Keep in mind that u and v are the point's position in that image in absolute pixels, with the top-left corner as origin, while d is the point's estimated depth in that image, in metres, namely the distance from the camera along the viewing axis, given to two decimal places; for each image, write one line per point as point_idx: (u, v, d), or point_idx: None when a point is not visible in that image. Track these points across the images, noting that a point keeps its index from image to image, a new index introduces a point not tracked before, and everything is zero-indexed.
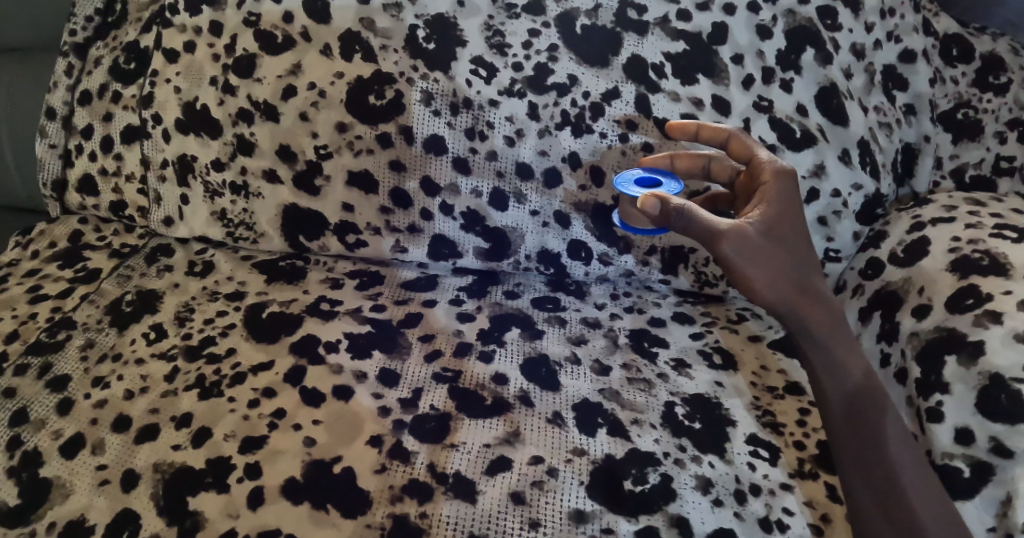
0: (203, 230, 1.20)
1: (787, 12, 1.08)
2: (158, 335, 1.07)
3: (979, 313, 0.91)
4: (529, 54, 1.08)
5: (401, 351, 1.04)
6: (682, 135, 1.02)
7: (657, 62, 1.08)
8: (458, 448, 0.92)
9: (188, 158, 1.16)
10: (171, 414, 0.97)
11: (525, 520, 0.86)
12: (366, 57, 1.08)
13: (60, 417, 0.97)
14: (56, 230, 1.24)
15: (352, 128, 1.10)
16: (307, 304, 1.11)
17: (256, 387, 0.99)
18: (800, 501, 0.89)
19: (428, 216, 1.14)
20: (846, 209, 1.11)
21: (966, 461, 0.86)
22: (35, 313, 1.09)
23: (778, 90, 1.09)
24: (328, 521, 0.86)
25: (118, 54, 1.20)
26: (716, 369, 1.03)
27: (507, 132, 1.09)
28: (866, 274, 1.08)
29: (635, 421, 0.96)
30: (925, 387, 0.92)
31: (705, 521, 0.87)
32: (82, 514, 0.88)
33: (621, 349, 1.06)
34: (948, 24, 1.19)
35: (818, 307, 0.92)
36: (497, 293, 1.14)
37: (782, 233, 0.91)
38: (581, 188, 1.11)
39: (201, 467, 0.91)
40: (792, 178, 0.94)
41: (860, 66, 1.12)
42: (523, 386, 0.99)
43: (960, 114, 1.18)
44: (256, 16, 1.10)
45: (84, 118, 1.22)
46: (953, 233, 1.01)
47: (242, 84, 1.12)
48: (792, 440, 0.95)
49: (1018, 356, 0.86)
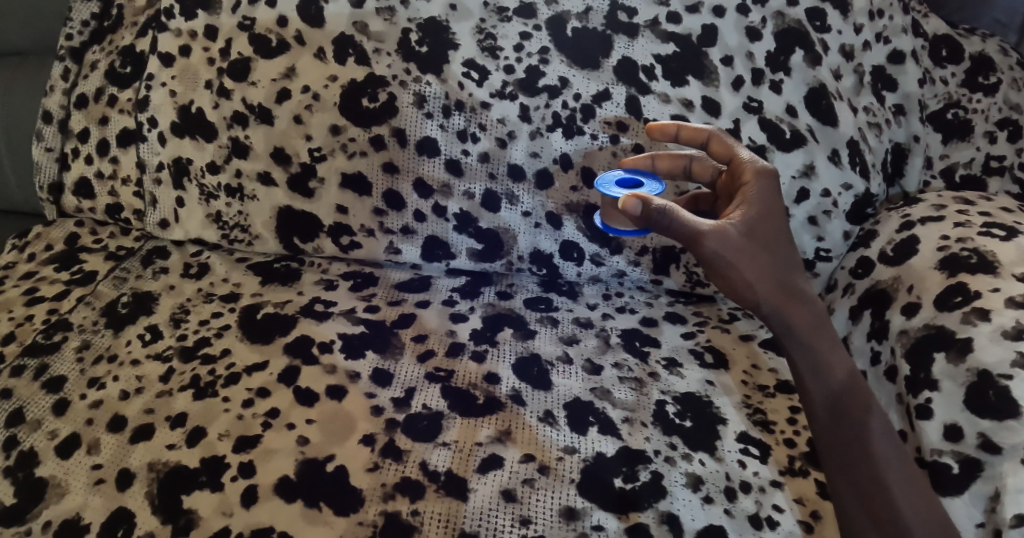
0: (198, 232, 1.21)
1: (776, 13, 1.09)
2: (154, 335, 1.08)
3: (968, 310, 0.91)
4: (520, 57, 1.09)
5: (394, 352, 1.05)
6: (662, 137, 1.01)
7: (647, 64, 1.09)
8: (448, 446, 0.93)
9: (184, 161, 1.17)
10: (166, 415, 0.97)
11: (516, 517, 0.87)
12: (360, 60, 1.10)
13: (55, 418, 0.97)
14: (52, 233, 1.25)
15: (346, 131, 1.11)
16: (302, 305, 1.11)
17: (250, 388, 1.00)
18: (789, 498, 0.90)
19: (422, 217, 1.15)
20: (835, 209, 1.12)
21: (954, 457, 0.87)
22: (31, 315, 1.11)
23: (767, 90, 1.10)
24: (321, 519, 0.87)
25: (115, 59, 1.22)
26: (707, 368, 1.04)
27: (498, 135, 1.10)
28: (856, 273, 1.09)
29: (627, 419, 0.96)
30: (915, 384, 0.93)
31: (696, 518, 0.87)
32: (76, 513, 0.89)
33: (613, 348, 1.06)
34: (937, 25, 1.20)
35: (802, 306, 0.92)
36: (490, 294, 1.15)
37: (763, 232, 0.92)
38: (572, 188, 1.11)
39: (196, 467, 0.92)
40: (771, 177, 0.95)
41: (849, 67, 1.13)
42: (515, 385, 1.00)
43: (950, 114, 1.19)
44: (250, 20, 1.11)
45: (80, 121, 1.23)
46: (942, 232, 1.02)
47: (237, 88, 1.13)
48: (783, 438, 0.96)
49: (1005, 353, 0.86)
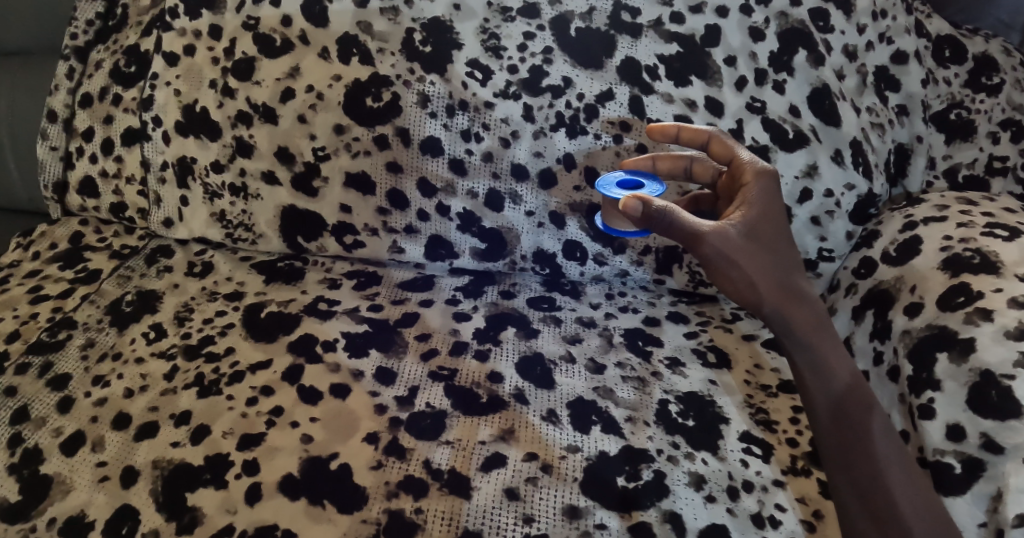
0: (202, 231, 1.22)
1: (779, 14, 1.09)
2: (158, 334, 1.08)
3: (971, 310, 0.91)
4: (524, 57, 1.09)
5: (397, 351, 1.05)
6: (663, 137, 1.01)
7: (650, 64, 1.09)
8: (451, 445, 0.93)
9: (188, 160, 1.18)
10: (170, 412, 0.98)
11: (519, 516, 0.87)
12: (364, 60, 1.10)
13: (60, 415, 0.98)
14: (57, 232, 1.26)
15: (350, 130, 1.12)
16: (306, 304, 1.12)
17: (254, 386, 1.00)
18: (792, 497, 0.90)
19: (425, 217, 1.15)
20: (838, 209, 1.12)
21: (957, 457, 0.87)
22: (36, 313, 1.11)
23: (771, 91, 1.10)
24: (325, 516, 0.87)
25: (119, 58, 1.22)
26: (710, 367, 1.04)
27: (502, 134, 1.10)
28: (859, 273, 1.09)
29: (629, 418, 0.97)
30: (917, 384, 0.93)
31: (698, 517, 0.87)
32: (81, 510, 0.90)
33: (616, 347, 1.06)
34: (940, 25, 1.20)
35: (802, 306, 0.92)
36: (493, 293, 1.16)
37: (763, 232, 0.92)
38: (575, 188, 1.12)
39: (200, 464, 0.92)
40: (772, 178, 0.95)
41: (852, 67, 1.13)
42: (518, 384, 1.00)
43: (953, 114, 1.19)
44: (255, 19, 1.12)
45: (85, 120, 1.24)
46: (945, 232, 1.02)
47: (241, 87, 1.13)
48: (785, 437, 0.96)
49: (1008, 353, 0.86)
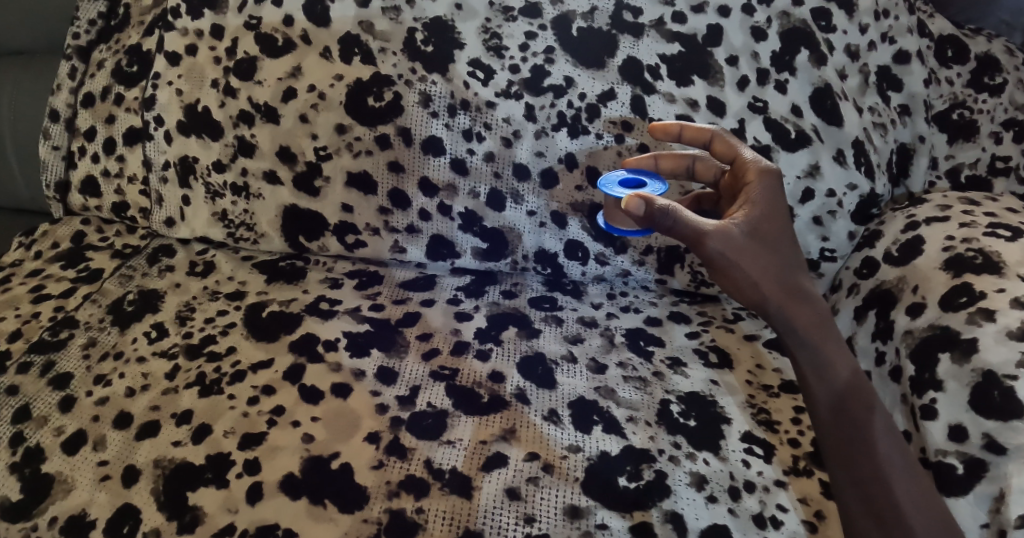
0: (204, 230, 1.22)
1: (781, 13, 1.09)
2: (160, 333, 1.08)
3: (973, 310, 0.91)
4: (525, 57, 1.09)
5: (399, 350, 1.05)
6: (665, 136, 1.01)
7: (652, 64, 1.09)
8: (452, 444, 0.93)
9: (190, 160, 1.18)
10: (172, 411, 0.98)
11: (520, 516, 0.87)
12: (365, 60, 1.10)
13: (61, 415, 0.98)
14: (59, 231, 1.26)
15: (352, 130, 1.12)
16: (307, 303, 1.12)
17: (256, 385, 1.00)
18: (793, 497, 0.90)
19: (427, 216, 1.15)
20: (840, 209, 1.12)
21: (959, 458, 0.87)
22: (38, 313, 1.11)
23: (772, 91, 1.10)
24: (326, 516, 0.87)
25: (121, 58, 1.22)
26: (711, 367, 1.04)
27: (503, 134, 1.10)
28: (861, 273, 1.09)
29: (631, 418, 0.96)
30: (920, 385, 0.92)
31: (699, 517, 0.87)
32: (82, 509, 0.90)
33: (618, 347, 1.06)
34: (942, 25, 1.20)
35: (804, 306, 0.92)
36: (494, 293, 1.15)
37: (767, 232, 0.92)
38: (576, 188, 1.12)
39: (201, 463, 0.92)
40: (775, 177, 0.95)
41: (855, 67, 1.13)
42: (520, 384, 1.00)
43: (955, 114, 1.19)
44: (256, 19, 1.12)
45: (87, 120, 1.24)
46: (947, 232, 1.02)
47: (243, 87, 1.13)
48: (787, 437, 0.96)
49: (1010, 353, 0.86)
